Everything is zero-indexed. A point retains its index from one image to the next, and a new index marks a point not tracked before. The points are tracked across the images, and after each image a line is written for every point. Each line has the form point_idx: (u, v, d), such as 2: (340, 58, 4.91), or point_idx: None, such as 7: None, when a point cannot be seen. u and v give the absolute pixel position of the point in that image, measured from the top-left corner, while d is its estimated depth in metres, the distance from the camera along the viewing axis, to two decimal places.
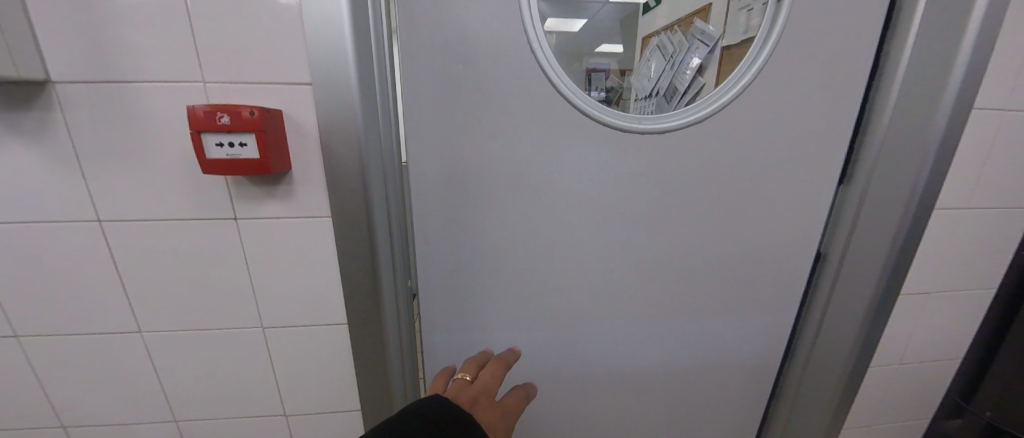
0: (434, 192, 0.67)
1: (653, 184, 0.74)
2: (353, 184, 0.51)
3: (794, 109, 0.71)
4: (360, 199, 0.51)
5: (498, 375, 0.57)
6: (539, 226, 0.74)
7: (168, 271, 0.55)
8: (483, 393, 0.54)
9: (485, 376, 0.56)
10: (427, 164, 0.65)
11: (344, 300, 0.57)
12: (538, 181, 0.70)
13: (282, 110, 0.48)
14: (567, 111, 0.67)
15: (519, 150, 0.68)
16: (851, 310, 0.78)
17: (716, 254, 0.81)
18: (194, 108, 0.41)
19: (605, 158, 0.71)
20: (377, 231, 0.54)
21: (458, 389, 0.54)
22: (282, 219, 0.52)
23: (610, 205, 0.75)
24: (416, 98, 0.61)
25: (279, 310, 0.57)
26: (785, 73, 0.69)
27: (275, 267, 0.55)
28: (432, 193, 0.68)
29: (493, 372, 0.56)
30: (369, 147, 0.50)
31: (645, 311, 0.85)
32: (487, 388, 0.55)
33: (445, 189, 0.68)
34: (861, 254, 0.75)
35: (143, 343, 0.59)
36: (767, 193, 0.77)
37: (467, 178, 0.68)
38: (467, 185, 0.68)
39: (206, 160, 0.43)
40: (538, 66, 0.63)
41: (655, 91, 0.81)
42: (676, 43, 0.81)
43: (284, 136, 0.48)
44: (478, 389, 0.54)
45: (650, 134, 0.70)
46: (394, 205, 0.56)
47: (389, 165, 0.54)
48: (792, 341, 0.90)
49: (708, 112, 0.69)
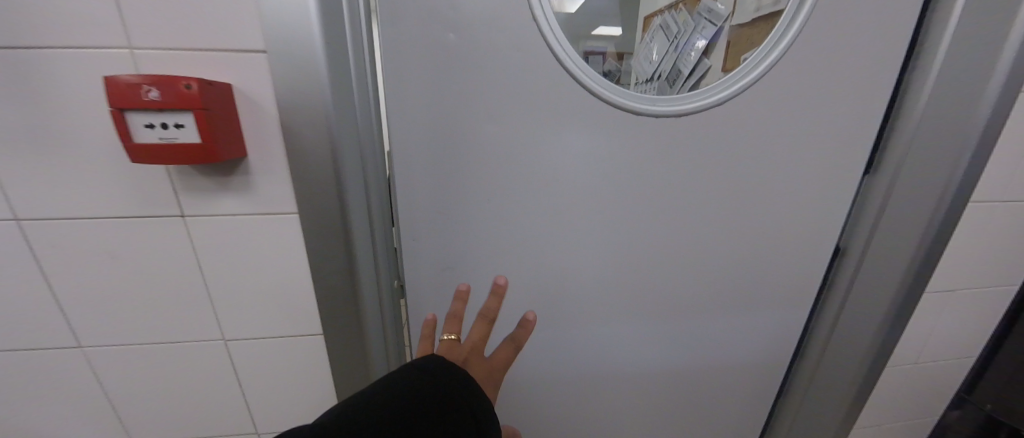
0: (423, 185, 0.60)
1: (665, 175, 0.67)
2: (324, 175, 0.43)
3: (824, 91, 0.64)
4: (332, 193, 0.43)
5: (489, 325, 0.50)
6: (540, 222, 0.67)
7: (107, 277, 0.46)
8: (475, 349, 0.48)
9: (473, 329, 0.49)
10: (415, 153, 0.57)
11: (319, 308, 0.50)
12: (541, 172, 0.63)
13: (231, 85, 0.39)
14: (573, 91, 0.59)
15: (521, 137, 0.60)
16: (871, 308, 0.73)
17: (729, 249, 0.75)
18: (112, 79, 0.33)
19: (615, 147, 0.64)
20: (354, 229, 0.46)
21: (446, 352, 0.46)
22: (239, 217, 0.44)
23: (618, 199, 0.68)
24: (400, 74, 0.52)
25: (242, 320, 0.49)
26: (820, 52, 0.61)
27: (234, 272, 0.47)
28: (421, 186, 0.60)
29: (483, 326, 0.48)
30: (342, 130, 0.42)
31: (651, 309, 0.80)
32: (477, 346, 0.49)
33: (438, 182, 0.60)
34: (885, 249, 0.70)
35: (86, 359, 0.51)
36: (789, 185, 0.71)
37: (462, 170, 0.60)
38: (461, 177, 0.61)
39: (134, 145, 0.35)
40: (542, 38, 0.54)
41: (657, 75, 0.74)
42: (681, 23, 0.75)
43: (236, 116, 0.39)
44: (470, 347, 0.48)
45: (665, 117, 0.63)
46: (377, 199, 0.48)
47: (370, 152, 0.46)
48: (804, 339, 0.86)
49: (731, 94, 0.62)
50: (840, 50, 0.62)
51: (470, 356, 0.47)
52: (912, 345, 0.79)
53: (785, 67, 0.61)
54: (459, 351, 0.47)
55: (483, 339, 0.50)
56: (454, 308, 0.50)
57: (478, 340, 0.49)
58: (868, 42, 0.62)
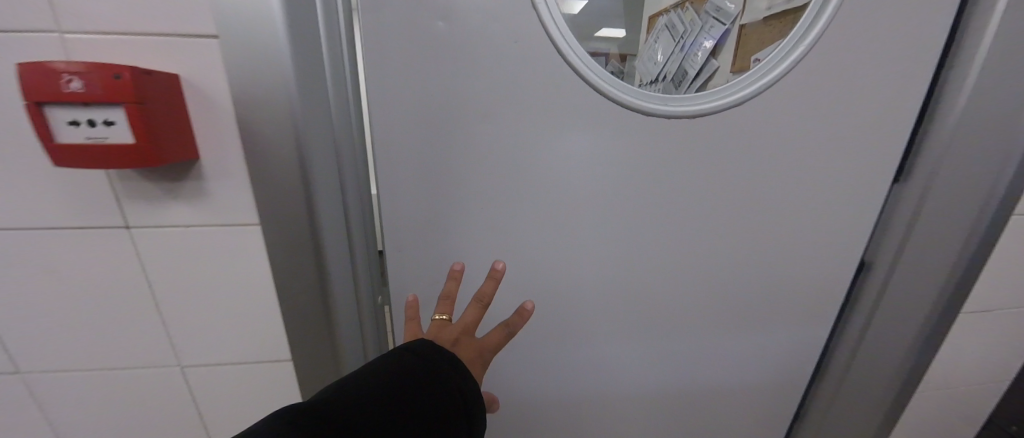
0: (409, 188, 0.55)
1: (675, 183, 0.61)
2: (288, 179, 0.37)
3: (858, 89, 0.57)
4: (299, 199, 0.38)
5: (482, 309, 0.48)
6: (538, 231, 0.61)
7: (35, 301, 0.40)
8: (466, 331, 0.48)
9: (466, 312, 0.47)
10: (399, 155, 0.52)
11: (288, 328, 0.44)
12: (539, 177, 0.58)
13: (177, 74, 0.33)
14: (576, 88, 0.53)
15: (517, 139, 0.55)
16: (899, 325, 0.68)
17: (745, 267, 0.68)
18: (21, 66, 0.27)
19: (622, 150, 0.58)
20: (327, 240, 0.41)
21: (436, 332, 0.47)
22: (192, 228, 0.38)
23: (623, 209, 0.62)
24: (382, 67, 0.46)
25: (200, 344, 0.44)
26: (852, 47, 0.55)
27: (190, 291, 0.41)
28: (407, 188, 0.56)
29: (475, 310, 0.47)
30: (309, 127, 0.36)
31: (658, 333, 0.73)
32: (468, 327, 0.49)
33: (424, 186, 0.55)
34: (917, 264, 0.64)
35: (23, 390, 0.44)
36: (812, 193, 0.64)
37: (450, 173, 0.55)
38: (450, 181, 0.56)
39: (57, 146, 0.29)
40: (541, 28, 0.49)
41: (662, 76, 0.67)
42: (688, 22, 0.69)
43: (183, 112, 0.34)
44: (460, 329, 0.47)
45: (678, 117, 0.56)
46: (356, 206, 0.43)
47: (347, 153, 0.41)
48: (824, 358, 0.80)
49: (751, 91, 0.56)
50: (877, 45, 0.55)
51: (460, 338, 0.47)
52: (949, 377, 0.71)
53: (813, 64, 0.55)
54: (449, 332, 0.47)
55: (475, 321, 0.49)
56: (448, 288, 0.48)
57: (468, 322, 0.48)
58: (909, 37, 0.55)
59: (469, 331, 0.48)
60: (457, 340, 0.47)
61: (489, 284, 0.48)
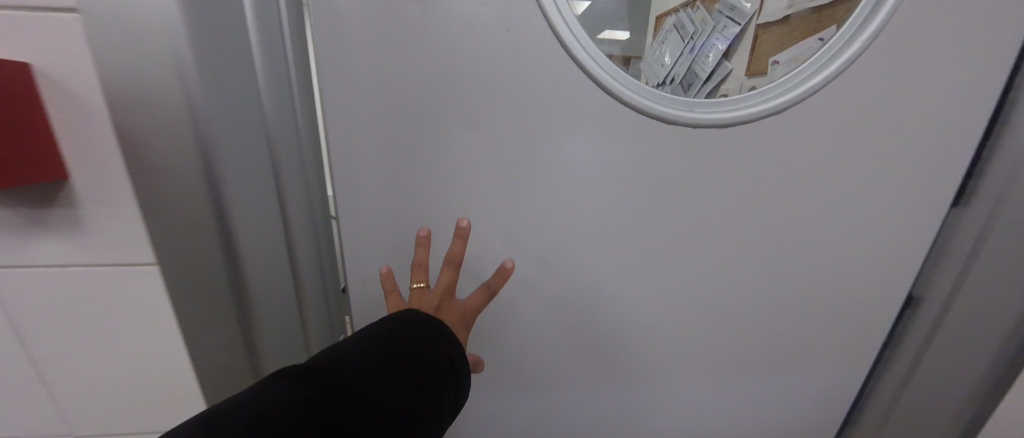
0: (374, 210, 0.45)
1: (700, 209, 0.52)
2: (195, 212, 0.28)
3: (916, 96, 0.49)
4: (213, 237, 0.29)
5: (456, 271, 0.44)
6: (536, 262, 0.52)
7: None
8: (446, 296, 0.43)
9: (441, 274, 0.43)
10: (354, 172, 0.42)
11: (212, 385, 0.35)
12: (538, 197, 0.48)
13: (28, 65, 0.23)
14: (584, 92, 0.44)
15: (510, 153, 0.45)
16: (953, 379, 0.57)
17: (777, 304, 0.59)
18: None
19: (634, 167, 0.48)
20: (255, 285, 0.32)
21: (414, 302, 0.42)
22: (74, 269, 0.29)
23: (635, 240, 0.52)
24: (344, 62, 0.38)
25: (103, 408, 0.35)
26: (914, 43, 0.46)
27: (78, 348, 0.32)
28: (372, 214, 0.45)
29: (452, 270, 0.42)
30: (223, 143, 0.27)
31: (675, 377, 0.63)
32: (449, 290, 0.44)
33: (391, 208, 0.45)
34: (976, 308, 0.54)
35: None
36: (861, 216, 0.55)
37: (426, 192, 0.45)
38: (425, 203, 0.46)
39: None
40: (543, 17, 0.40)
41: (670, 79, 0.56)
42: (698, 23, 0.60)
43: (34, 118, 0.24)
44: (441, 293, 0.43)
45: (705, 127, 0.48)
46: (301, 206, 0.35)
47: (284, 144, 0.33)
48: (858, 400, 0.71)
49: (794, 98, 0.47)
50: (943, 43, 0.46)
51: (442, 302, 0.42)
52: None
53: (867, 62, 0.46)
54: (429, 298, 0.42)
55: (453, 284, 0.44)
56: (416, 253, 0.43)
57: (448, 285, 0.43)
58: (988, 35, 0.46)
59: (450, 295, 0.44)
60: (440, 306, 0.42)
61: (460, 242, 0.44)
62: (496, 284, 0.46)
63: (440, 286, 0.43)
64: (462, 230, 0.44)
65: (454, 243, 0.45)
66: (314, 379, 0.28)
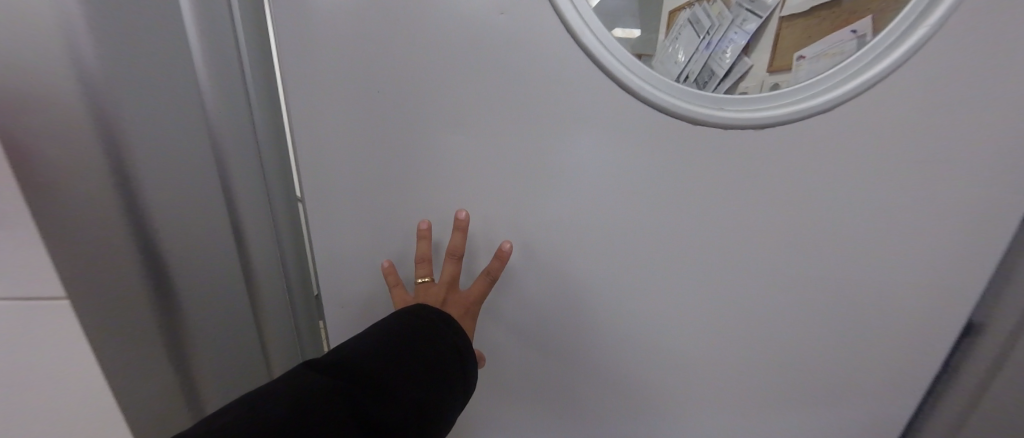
0: (394, 199, 0.46)
1: (727, 203, 0.49)
2: (106, 219, 0.29)
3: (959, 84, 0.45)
4: (128, 242, 0.31)
5: (457, 261, 0.46)
6: (552, 255, 0.51)
7: None
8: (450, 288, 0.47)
9: (443, 270, 0.46)
10: (374, 160, 0.43)
11: (216, 391, 0.40)
12: (556, 188, 0.47)
13: None
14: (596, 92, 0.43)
15: (528, 143, 0.44)
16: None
17: (811, 304, 0.55)
18: None
19: (656, 157, 0.47)
20: (185, 282, 0.35)
21: (420, 295, 0.47)
22: None
23: (658, 232, 0.50)
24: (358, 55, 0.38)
25: None
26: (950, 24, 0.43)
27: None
28: (390, 202, 0.46)
29: (451, 266, 0.45)
30: (138, 145, 0.30)
31: (699, 381, 0.60)
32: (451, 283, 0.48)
33: (413, 198, 0.46)
34: None
35: None
36: (905, 210, 0.51)
37: (446, 182, 0.45)
38: (445, 192, 0.46)
39: None
40: (561, 16, 0.39)
41: (687, 78, 0.50)
42: (715, 16, 0.53)
43: None
44: (444, 288, 0.47)
45: (735, 125, 0.45)
46: (253, 215, 0.40)
47: (229, 156, 0.37)
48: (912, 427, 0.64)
49: (833, 98, 0.45)
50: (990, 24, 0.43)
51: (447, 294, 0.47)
52: None
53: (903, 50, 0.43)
54: (434, 292, 0.47)
55: (455, 276, 0.48)
56: (419, 248, 0.46)
57: (450, 279, 0.47)
58: None
59: (454, 285, 0.47)
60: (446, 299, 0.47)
61: (459, 234, 0.45)
62: (496, 269, 0.47)
63: (444, 279, 0.46)
64: (460, 221, 0.45)
65: (455, 234, 0.46)
66: (323, 371, 0.38)
